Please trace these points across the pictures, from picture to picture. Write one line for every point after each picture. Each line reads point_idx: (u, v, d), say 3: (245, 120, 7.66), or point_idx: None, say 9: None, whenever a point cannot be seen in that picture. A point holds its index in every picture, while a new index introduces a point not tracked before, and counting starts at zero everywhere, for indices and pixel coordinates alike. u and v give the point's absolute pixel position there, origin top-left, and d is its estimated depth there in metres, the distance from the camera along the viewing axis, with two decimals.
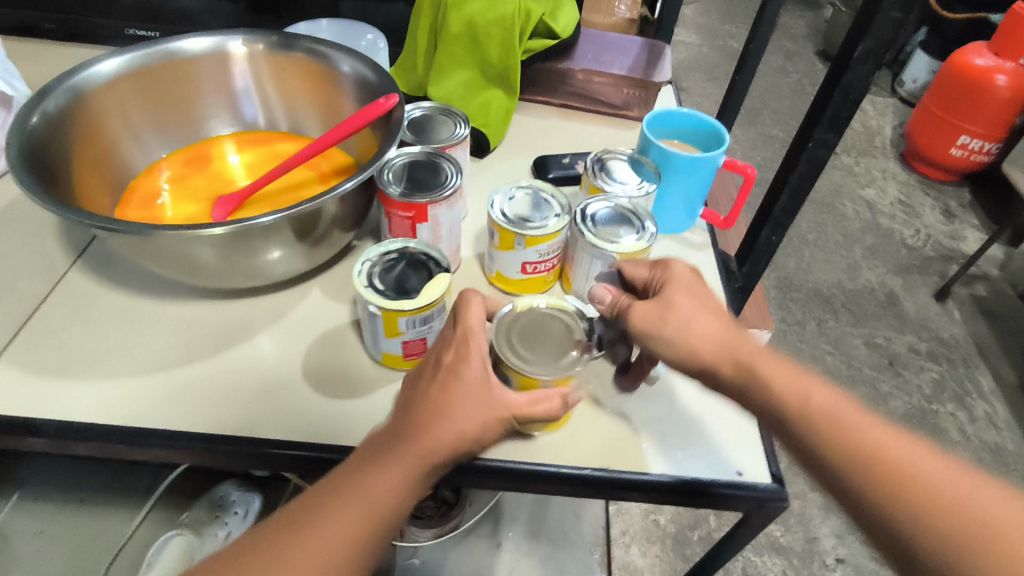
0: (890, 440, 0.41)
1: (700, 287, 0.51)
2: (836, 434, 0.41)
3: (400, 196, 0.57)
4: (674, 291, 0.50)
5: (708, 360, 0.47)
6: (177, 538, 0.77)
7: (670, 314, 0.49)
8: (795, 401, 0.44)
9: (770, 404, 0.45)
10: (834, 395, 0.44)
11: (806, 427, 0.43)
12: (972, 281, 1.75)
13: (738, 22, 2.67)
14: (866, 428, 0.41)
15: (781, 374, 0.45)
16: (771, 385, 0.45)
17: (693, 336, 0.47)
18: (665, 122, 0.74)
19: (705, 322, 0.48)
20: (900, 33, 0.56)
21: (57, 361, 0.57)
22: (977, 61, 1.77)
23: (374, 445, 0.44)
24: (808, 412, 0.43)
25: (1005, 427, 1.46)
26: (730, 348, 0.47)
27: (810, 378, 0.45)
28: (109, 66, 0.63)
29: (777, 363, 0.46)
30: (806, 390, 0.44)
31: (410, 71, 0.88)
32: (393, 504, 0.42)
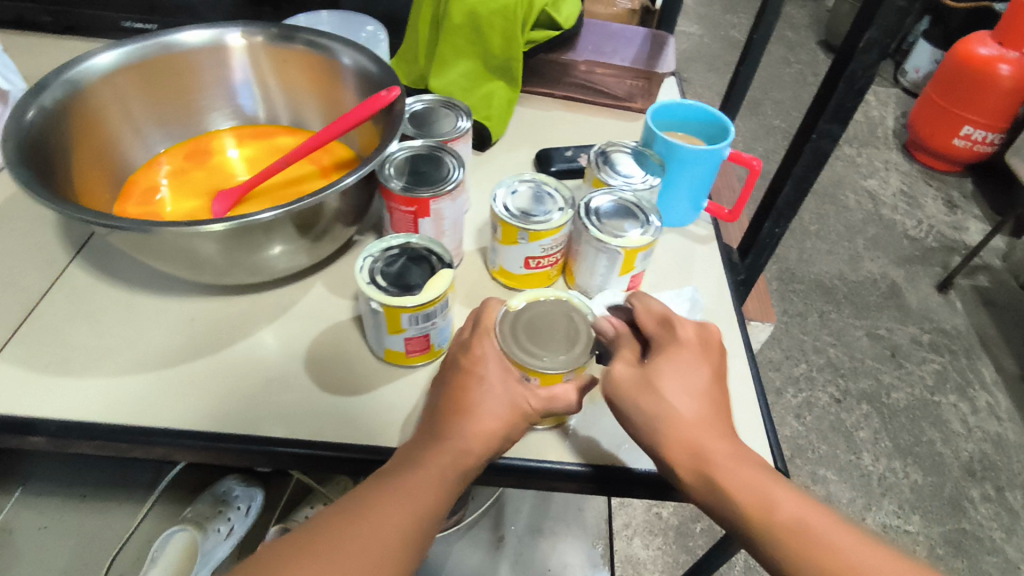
0: (862, 560, 0.40)
1: (688, 362, 0.49)
2: (807, 556, 0.40)
3: (402, 189, 0.56)
4: (659, 366, 0.48)
5: (679, 453, 0.45)
6: (181, 534, 0.76)
7: (647, 395, 0.47)
8: (760, 512, 0.42)
9: (737, 520, 0.43)
10: (799, 504, 0.43)
11: (776, 545, 0.41)
12: (974, 272, 1.75)
13: (740, 11, 2.65)
14: (828, 540, 0.41)
15: (746, 480, 0.44)
16: (735, 495, 0.43)
17: (668, 426, 0.46)
18: (668, 114, 0.74)
19: (687, 402, 0.47)
20: (905, 21, 0.55)
21: (59, 356, 0.56)
22: (981, 51, 1.76)
23: (409, 453, 0.45)
24: (779, 528, 0.42)
25: (1006, 418, 1.46)
26: (701, 437, 0.45)
27: (775, 483, 0.44)
28: (107, 58, 0.62)
29: (740, 465, 0.44)
30: (770, 502, 0.43)
31: (411, 62, 0.87)
32: (432, 505, 0.43)
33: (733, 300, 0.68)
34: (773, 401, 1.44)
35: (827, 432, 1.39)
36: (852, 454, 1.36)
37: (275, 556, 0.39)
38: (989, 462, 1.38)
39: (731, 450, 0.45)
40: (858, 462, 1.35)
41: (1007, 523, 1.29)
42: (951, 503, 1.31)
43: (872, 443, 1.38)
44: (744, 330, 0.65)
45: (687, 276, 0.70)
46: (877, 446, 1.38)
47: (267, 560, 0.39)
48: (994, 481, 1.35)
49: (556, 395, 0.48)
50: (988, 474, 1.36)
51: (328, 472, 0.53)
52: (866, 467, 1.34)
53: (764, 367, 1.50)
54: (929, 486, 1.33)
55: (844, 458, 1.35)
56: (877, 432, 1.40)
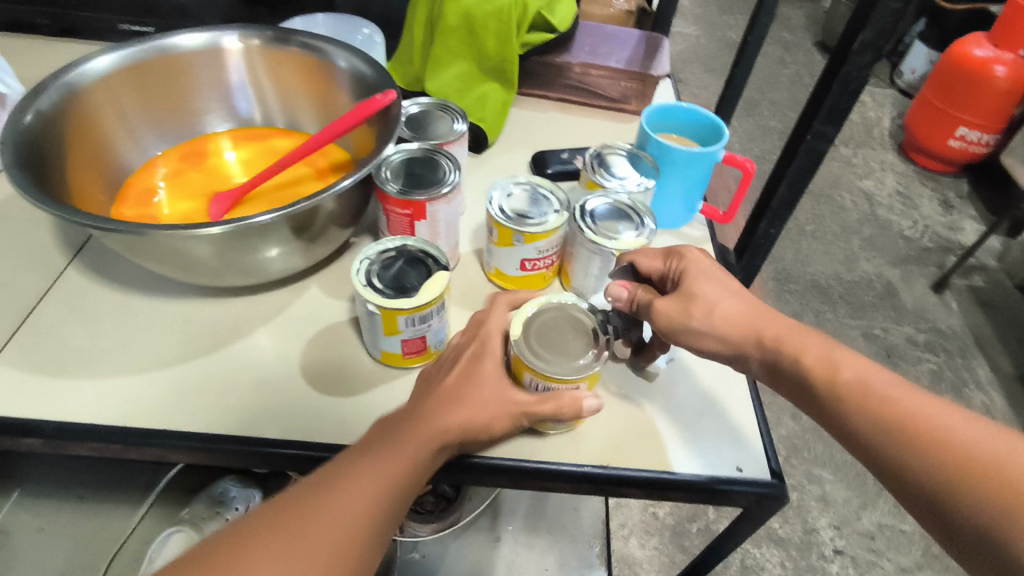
0: (918, 404, 0.43)
1: (717, 271, 0.54)
2: (864, 402, 0.44)
3: (398, 193, 0.56)
4: (694, 280, 0.53)
5: (739, 338, 0.50)
6: (179, 534, 0.76)
7: (697, 303, 0.52)
8: (821, 374, 0.47)
9: (800, 377, 0.48)
10: (861, 362, 0.47)
11: (833, 395, 0.46)
12: (969, 272, 1.76)
13: (736, 13, 2.66)
14: (885, 391, 0.45)
15: (805, 349, 0.48)
16: (802, 357, 0.48)
17: (721, 320, 0.51)
18: (662, 116, 0.74)
19: (728, 302, 0.51)
20: (899, 24, 0.55)
21: (55, 359, 0.56)
22: (976, 52, 1.77)
23: (386, 426, 0.46)
24: (838, 382, 0.46)
25: (1001, 418, 1.47)
26: (755, 325, 0.50)
27: (837, 348, 0.48)
28: (103, 62, 0.62)
29: (807, 336, 0.49)
30: (833, 362, 0.47)
31: (406, 65, 0.88)
32: (407, 481, 0.43)
33: None
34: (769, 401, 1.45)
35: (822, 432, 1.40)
36: None
37: (249, 526, 0.40)
38: None
39: (796, 328, 0.50)
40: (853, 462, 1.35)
41: None
42: None
43: None
44: None
45: None
46: None
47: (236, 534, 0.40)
48: None
49: (547, 400, 0.48)
50: None
51: None
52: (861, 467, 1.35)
53: None
54: None
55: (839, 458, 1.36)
56: None
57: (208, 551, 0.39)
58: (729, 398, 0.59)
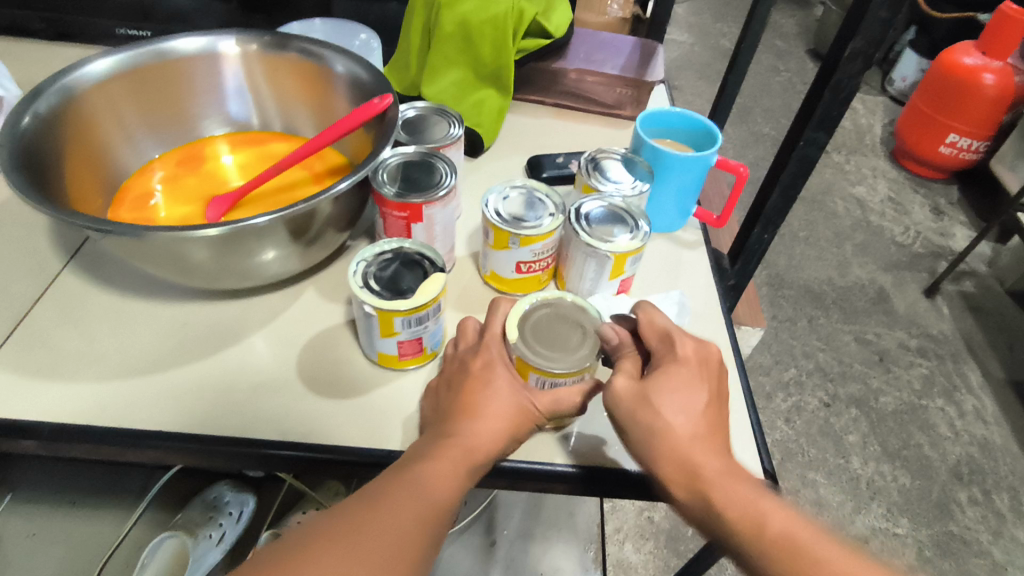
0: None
1: (688, 375, 0.49)
2: (795, 569, 0.39)
3: (395, 195, 0.57)
4: (656, 381, 0.48)
5: (672, 473, 0.45)
6: (171, 539, 0.77)
7: (646, 408, 0.47)
8: (753, 530, 0.41)
9: (728, 534, 0.42)
10: (794, 520, 0.41)
11: (764, 558, 0.40)
12: (960, 277, 1.77)
13: (729, 20, 2.68)
14: (821, 558, 0.39)
15: (735, 497, 0.43)
16: (727, 509, 0.42)
17: (661, 441, 0.45)
18: (656, 121, 0.75)
19: (681, 423, 0.46)
20: (889, 32, 0.56)
21: (51, 362, 0.56)
22: (965, 60, 1.79)
23: (416, 452, 0.46)
24: (772, 545, 0.40)
25: (992, 422, 1.48)
26: (692, 458, 0.44)
27: (772, 504, 0.42)
28: (101, 66, 0.62)
29: (735, 483, 0.43)
30: (762, 516, 0.42)
31: (403, 70, 0.88)
32: (447, 498, 0.44)
33: (721, 306, 0.69)
34: (762, 405, 1.46)
35: (816, 436, 1.41)
36: (841, 458, 1.38)
37: (298, 541, 0.39)
38: (976, 465, 1.40)
39: (727, 468, 0.44)
40: (847, 466, 1.36)
41: (994, 525, 1.31)
42: (939, 506, 1.32)
43: (861, 446, 1.40)
44: (732, 336, 0.66)
45: (675, 282, 0.71)
46: (866, 450, 1.39)
47: (283, 551, 0.39)
48: (981, 484, 1.37)
49: (561, 398, 0.50)
50: (975, 477, 1.38)
51: (318, 475, 0.53)
52: (855, 471, 1.36)
53: (754, 371, 1.52)
54: (917, 489, 1.35)
55: (833, 462, 1.37)
56: (866, 436, 1.42)
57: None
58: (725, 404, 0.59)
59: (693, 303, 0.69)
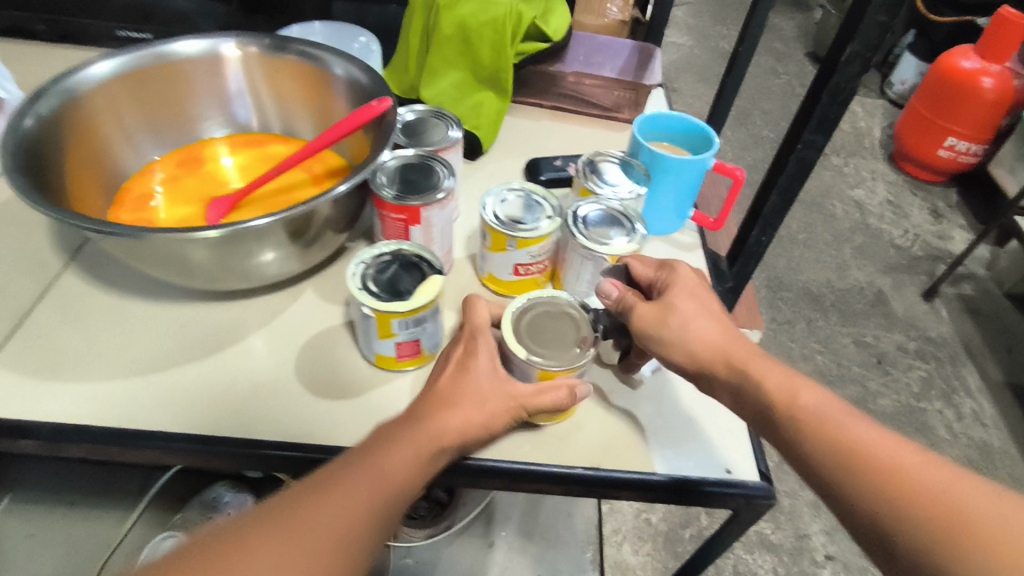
0: (882, 440, 0.42)
1: (702, 292, 0.54)
2: (823, 429, 0.43)
3: (393, 198, 0.57)
4: (676, 292, 0.53)
5: (706, 355, 0.50)
6: (169, 538, 0.75)
7: (671, 316, 0.52)
8: (783, 399, 0.46)
9: (763, 404, 0.47)
10: (824, 398, 0.45)
11: (792, 425, 0.45)
12: (959, 280, 1.78)
13: (729, 23, 2.69)
14: (847, 423, 0.43)
15: (772, 374, 0.47)
16: (763, 382, 0.47)
17: (690, 336, 0.51)
18: (653, 124, 0.75)
19: (707, 326, 0.51)
20: (886, 36, 0.57)
21: (51, 362, 0.57)
22: (964, 64, 1.79)
23: (384, 430, 0.46)
24: (801, 413, 0.45)
25: (991, 425, 1.48)
26: (724, 345, 0.50)
27: (800, 381, 0.47)
28: (102, 68, 0.63)
29: (766, 363, 0.48)
30: (794, 391, 0.46)
31: (403, 73, 0.89)
32: (406, 483, 0.43)
33: None
34: None
35: None
36: None
37: (249, 520, 0.39)
38: (974, 468, 1.40)
39: (760, 356, 0.49)
40: None
41: None
42: None
43: None
44: None
45: None
46: None
47: (233, 529, 0.38)
48: None
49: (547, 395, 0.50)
50: None
51: None
52: None
53: None
54: None
55: None
56: None
57: (194, 552, 0.37)
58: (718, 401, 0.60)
59: None
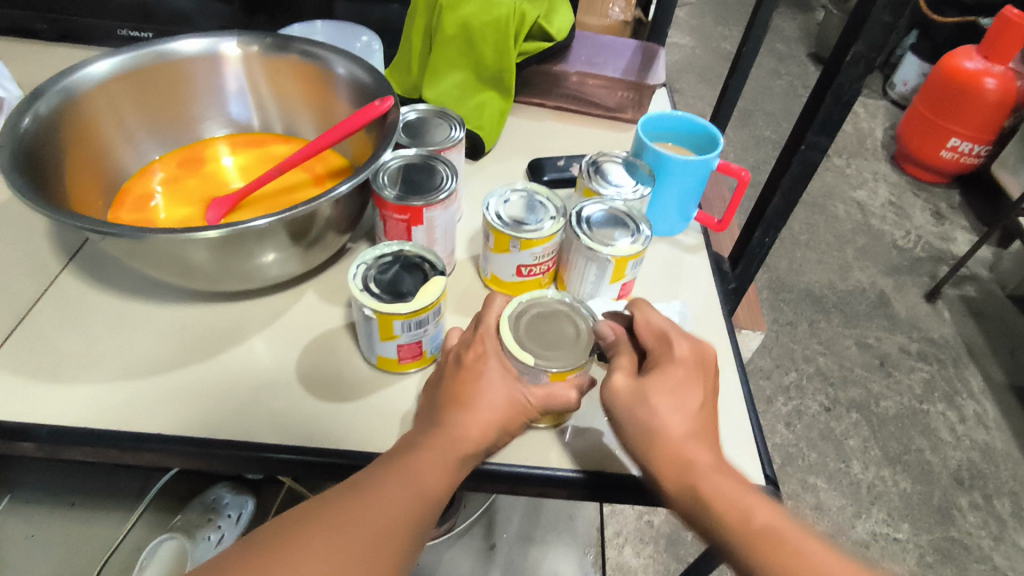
0: (839, 574, 0.39)
1: (684, 380, 0.49)
2: (783, 565, 0.40)
3: (395, 198, 0.56)
4: (652, 379, 0.49)
5: (665, 466, 0.46)
6: (170, 541, 0.76)
7: (641, 404, 0.48)
8: (738, 521, 0.43)
9: (715, 529, 0.43)
10: (778, 518, 0.43)
11: (750, 553, 0.42)
12: (962, 282, 1.77)
13: (731, 24, 2.69)
14: (805, 555, 0.40)
15: (728, 492, 0.44)
16: (714, 502, 0.44)
17: (652, 442, 0.46)
18: (658, 124, 0.75)
19: (672, 422, 0.47)
20: (890, 36, 0.56)
21: (51, 363, 0.56)
22: (967, 65, 1.79)
23: (410, 438, 0.47)
24: (754, 538, 0.42)
25: (993, 427, 1.47)
26: (683, 452, 0.46)
27: (757, 499, 0.44)
28: (102, 67, 0.62)
29: (725, 478, 0.45)
30: (748, 511, 0.43)
31: (404, 72, 0.88)
32: (436, 488, 0.44)
33: (722, 309, 0.69)
34: (762, 409, 1.46)
35: (816, 440, 1.40)
36: (842, 462, 1.37)
37: (290, 522, 0.40)
38: (977, 470, 1.39)
39: (719, 468, 0.46)
40: (847, 470, 1.36)
41: (995, 531, 1.30)
42: (940, 511, 1.32)
43: (861, 451, 1.40)
44: (733, 339, 0.66)
45: (677, 287, 0.71)
46: (867, 454, 1.39)
47: (276, 531, 0.40)
48: (982, 489, 1.36)
49: (554, 392, 0.49)
50: (976, 482, 1.37)
51: (318, 479, 0.53)
52: (856, 476, 1.35)
53: (754, 375, 1.51)
54: (918, 494, 1.34)
55: (833, 466, 1.36)
56: (867, 440, 1.41)
57: (238, 557, 0.38)
58: (723, 404, 0.59)
59: (693, 308, 0.69)
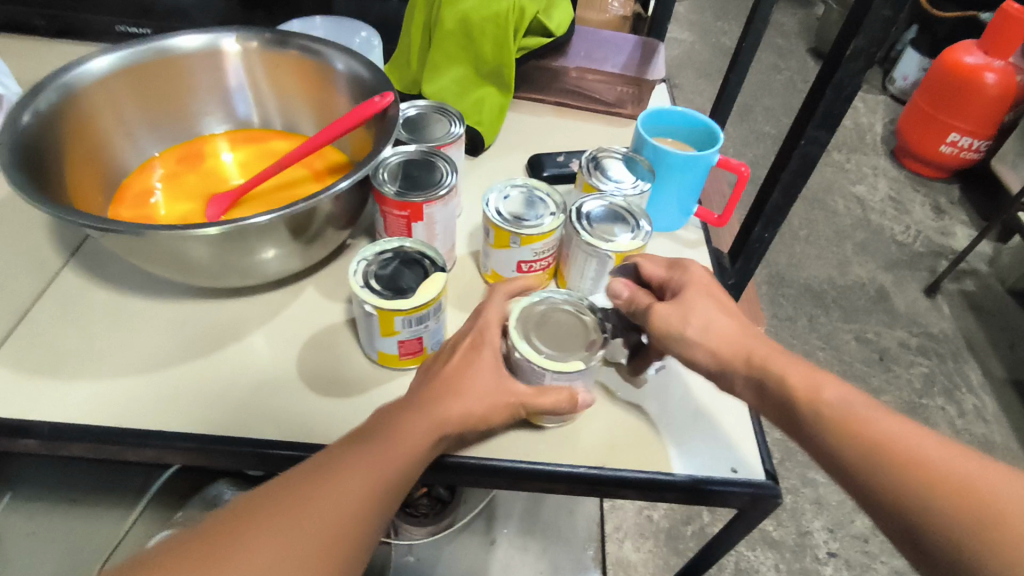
0: (906, 431, 0.42)
1: (715, 289, 0.54)
2: (852, 428, 0.43)
3: (395, 194, 0.57)
4: (692, 294, 0.53)
5: (730, 358, 0.49)
6: (168, 537, 0.75)
7: (692, 316, 0.51)
8: (808, 395, 0.45)
9: (785, 398, 0.46)
10: (847, 389, 0.45)
11: (819, 424, 0.44)
12: (961, 277, 1.77)
13: (730, 18, 2.68)
14: (875, 417, 0.43)
15: (796, 370, 0.47)
16: (785, 378, 0.46)
17: (714, 339, 0.50)
18: (658, 120, 0.75)
19: (724, 326, 0.51)
20: (890, 31, 0.56)
21: (51, 360, 0.56)
22: (967, 59, 1.78)
23: (384, 415, 0.46)
24: (821, 405, 0.44)
25: (992, 421, 1.48)
26: (745, 347, 0.49)
27: (823, 375, 0.46)
28: (101, 63, 0.62)
29: (790, 360, 0.48)
30: (816, 385, 0.45)
31: (404, 68, 0.88)
32: (408, 471, 0.43)
33: None
34: None
35: None
36: None
37: (233, 517, 0.39)
38: None
39: (780, 354, 0.49)
40: None
41: None
42: None
43: None
44: None
45: None
46: None
47: (220, 526, 0.38)
48: None
49: (548, 395, 0.49)
50: None
51: None
52: None
53: None
54: None
55: None
56: None
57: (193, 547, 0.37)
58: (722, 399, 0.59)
59: None
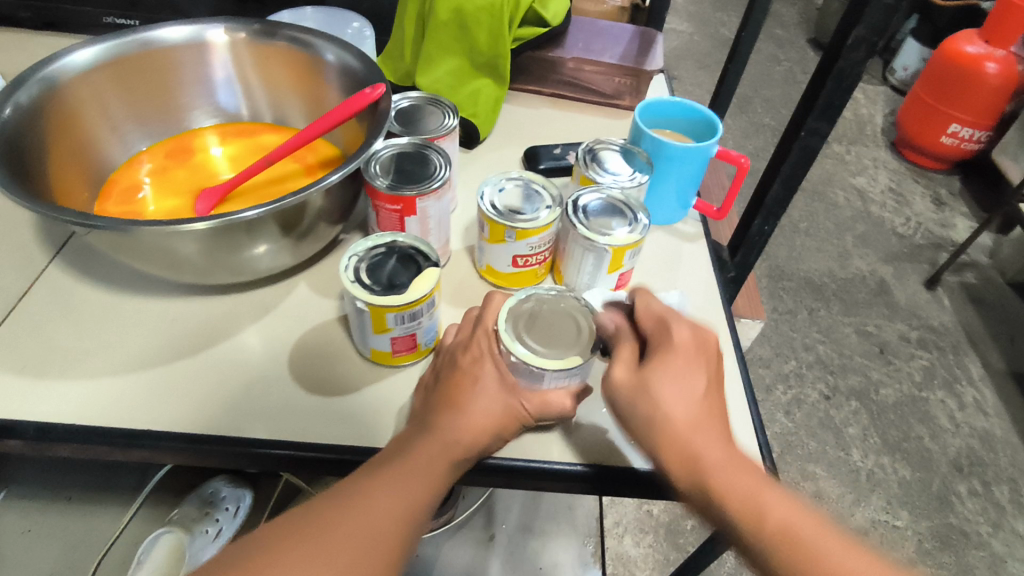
0: (858, 569, 0.39)
1: (692, 361, 0.48)
2: (800, 562, 0.39)
3: (387, 188, 0.55)
4: (655, 373, 0.46)
5: (673, 461, 0.44)
6: (170, 534, 0.75)
7: (644, 396, 0.46)
8: (752, 518, 0.41)
9: (727, 521, 0.42)
10: (793, 511, 0.41)
11: (765, 551, 0.41)
12: (961, 269, 1.76)
13: (729, 9, 2.66)
14: (820, 550, 0.39)
15: (740, 488, 0.42)
16: (727, 501, 0.42)
17: (660, 431, 0.45)
18: (656, 111, 0.73)
19: (681, 413, 0.45)
20: (893, 19, 0.54)
21: (38, 359, 0.55)
22: (968, 49, 1.77)
23: (398, 442, 0.47)
24: (767, 535, 0.41)
25: (992, 414, 1.47)
26: (695, 450, 0.44)
27: (770, 492, 0.42)
28: (84, 55, 0.61)
29: (740, 475, 0.43)
30: (765, 508, 0.42)
31: (397, 59, 0.87)
32: (424, 494, 0.44)
33: (722, 299, 0.68)
34: (762, 398, 1.45)
35: (816, 429, 1.40)
36: (841, 450, 1.37)
37: (262, 543, 0.39)
38: (976, 457, 1.39)
39: (730, 461, 0.44)
40: (847, 458, 1.36)
41: (994, 517, 1.30)
42: (939, 498, 1.32)
43: (861, 439, 1.39)
44: (733, 329, 0.65)
45: (676, 278, 0.69)
46: (866, 442, 1.39)
47: (244, 553, 0.39)
48: (981, 476, 1.36)
49: (551, 401, 0.50)
50: (975, 469, 1.37)
51: (314, 473, 0.52)
52: (855, 463, 1.35)
53: (754, 364, 1.51)
54: (917, 481, 1.34)
55: (833, 454, 1.36)
56: (866, 428, 1.41)
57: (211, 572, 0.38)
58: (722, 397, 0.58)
59: (693, 299, 0.68)
